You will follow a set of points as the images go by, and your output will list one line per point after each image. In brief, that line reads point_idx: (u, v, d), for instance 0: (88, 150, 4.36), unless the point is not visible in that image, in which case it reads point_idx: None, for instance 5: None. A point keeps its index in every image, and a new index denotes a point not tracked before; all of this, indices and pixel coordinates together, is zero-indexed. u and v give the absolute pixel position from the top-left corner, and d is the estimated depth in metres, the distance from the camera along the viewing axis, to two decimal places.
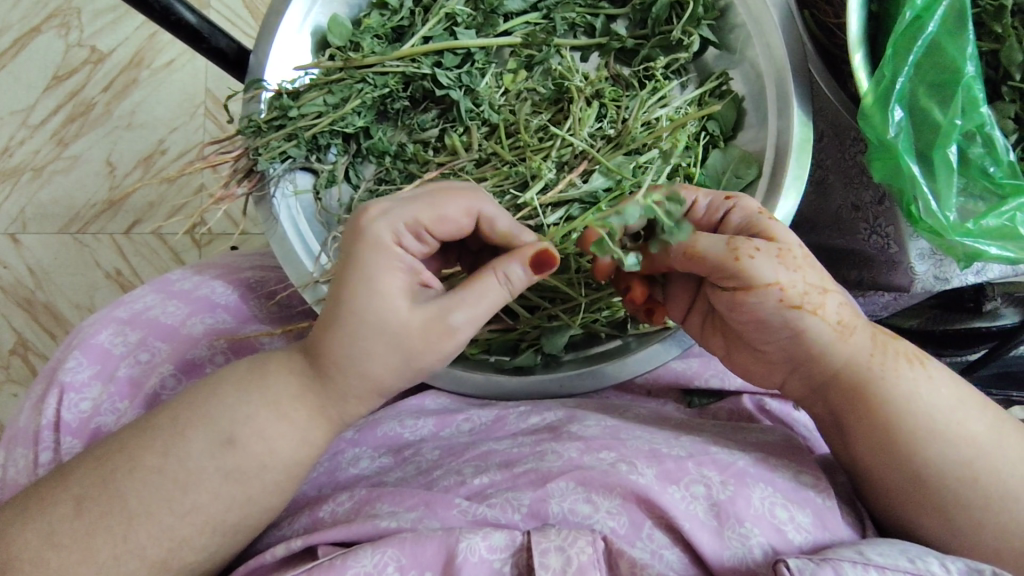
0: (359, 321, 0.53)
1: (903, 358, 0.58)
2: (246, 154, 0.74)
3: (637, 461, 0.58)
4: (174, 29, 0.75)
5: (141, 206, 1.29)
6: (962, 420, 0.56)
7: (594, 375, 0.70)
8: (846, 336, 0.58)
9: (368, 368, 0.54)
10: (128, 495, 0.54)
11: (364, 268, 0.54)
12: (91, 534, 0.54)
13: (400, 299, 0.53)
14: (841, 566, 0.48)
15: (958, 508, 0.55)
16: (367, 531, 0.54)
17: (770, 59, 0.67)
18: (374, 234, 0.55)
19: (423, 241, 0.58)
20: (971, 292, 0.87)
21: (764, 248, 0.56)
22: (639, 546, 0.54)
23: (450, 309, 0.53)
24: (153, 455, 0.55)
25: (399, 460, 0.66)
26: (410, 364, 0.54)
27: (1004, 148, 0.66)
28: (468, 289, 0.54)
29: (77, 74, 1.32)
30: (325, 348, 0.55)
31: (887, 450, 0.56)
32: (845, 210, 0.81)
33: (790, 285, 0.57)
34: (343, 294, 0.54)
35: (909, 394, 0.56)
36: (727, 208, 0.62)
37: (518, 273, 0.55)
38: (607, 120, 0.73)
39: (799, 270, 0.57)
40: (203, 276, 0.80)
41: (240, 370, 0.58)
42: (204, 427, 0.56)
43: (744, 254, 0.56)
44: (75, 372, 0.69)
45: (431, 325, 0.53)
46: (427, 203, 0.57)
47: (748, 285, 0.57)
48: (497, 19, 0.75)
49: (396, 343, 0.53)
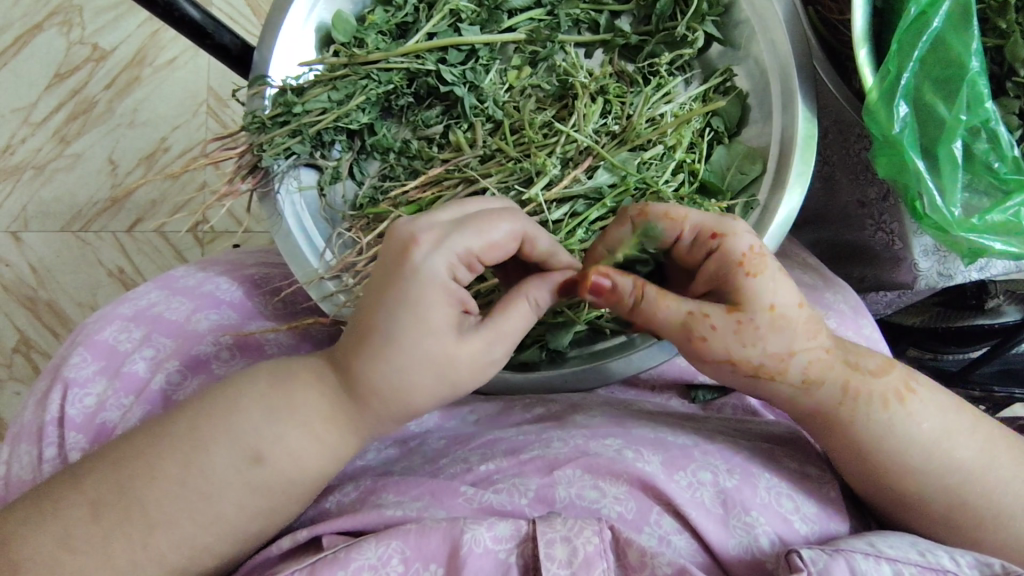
0: (408, 359, 0.52)
1: (873, 400, 0.56)
2: (250, 149, 0.74)
3: (642, 448, 0.58)
4: (177, 25, 0.74)
5: (143, 204, 1.29)
6: (946, 447, 0.56)
7: (599, 371, 0.69)
8: (812, 387, 0.56)
9: (402, 395, 0.53)
10: (147, 504, 0.54)
11: (413, 301, 0.51)
12: (107, 539, 0.54)
13: (448, 337, 0.52)
14: (852, 557, 0.48)
15: (945, 519, 0.56)
16: (373, 520, 0.54)
17: (774, 55, 0.67)
18: (428, 273, 0.52)
19: (474, 269, 0.54)
20: (973, 289, 0.88)
21: (721, 325, 0.54)
22: (647, 531, 0.54)
23: (493, 339, 0.54)
24: (173, 464, 0.54)
25: (404, 451, 0.67)
26: (453, 391, 0.54)
27: (1010, 144, 0.65)
28: (504, 318, 0.54)
29: (79, 72, 1.32)
30: (363, 380, 0.53)
31: (872, 470, 0.56)
32: (852, 207, 0.82)
33: (746, 360, 0.55)
34: (395, 324, 0.51)
35: (885, 434, 0.56)
36: (709, 249, 0.55)
37: (544, 297, 0.56)
38: (612, 117, 0.73)
39: (759, 342, 0.54)
40: (208, 272, 0.80)
41: (241, 382, 0.57)
42: (220, 436, 0.55)
43: (700, 336, 0.54)
44: (81, 368, 0.70)
45: (477, 358, 0.53)
46: (475, 228, 0.53)
47: (704, 359, 0.56)
48: (501, 15, 0.75)
49: (442, 374, 0.52)
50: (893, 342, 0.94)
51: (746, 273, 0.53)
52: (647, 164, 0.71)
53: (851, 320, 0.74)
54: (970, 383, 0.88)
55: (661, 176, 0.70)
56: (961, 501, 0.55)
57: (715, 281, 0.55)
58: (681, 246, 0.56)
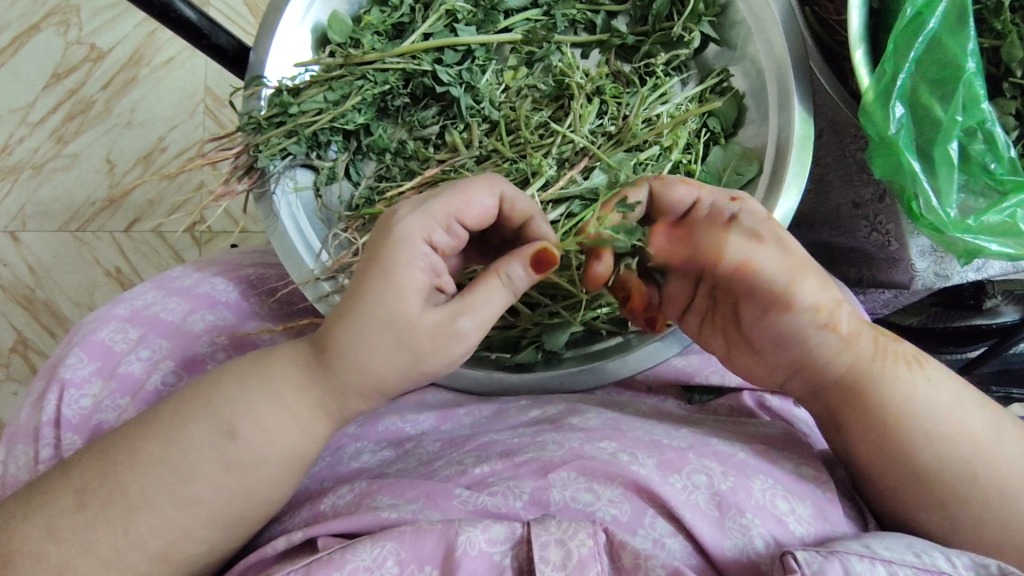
0: (371, 317, 0.51)
1: (902, 361, 0.57)
2: (246, 150, 0.74)
3: (637, 451, 0.58)
4: (174, 26, 0.74)
5: (141, 204, 1.29)
6: (960, 419, 0.56)
7: (597, 373, 0.69)
8: (854, 343, 0.58)
9: (370, 364, 0.52)
10: (128, 487, 0.54)
11: (385, 262, 0.52)
12: (92, 525, 0.54)
13: (414, 300, 0.51)
14: (847, 560, 0.48)
15: (960, 503, 0.55)
16: (368, 523, 0.54)
17: (771, 55, 0.67)
18: (402, 234, 0.53)
19: (453, 233, 0.56)
20: (971, 289, 0.86)
21: (804, 266, 0.56)
22: (642, 534, 0.54)
23: (458, 312, 0.51)
24: (155, 446, 0.55)
25: (400, 453, 0.67)
26: (416, 366, 0.52)
27: (1005, 144, 0.65)
28: (473, 293, 0.51)
29: (76, 72, 1.31)
30: (333, 342, 0.53)
31: (887, 445, 0.57)
32: (845, 208, 0.82)
33: (823, 306, 0.57)
34: (367, 280, 0.52)
35: (909, 394, 0.56)
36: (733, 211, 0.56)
37: (519, 273, 0.52)
38: (608, 117, 0.73)
39: (826, 286, 0.57)
40: (204, 273, 0.80)
41: (243, 363, 0.58)
42: (208, 418, 0.55)
43: (795, 277, 0.56)
44: (78, 369, 0.69)
45: (439, 328, 0.51)
46: (454, 195, 0.55)
47: (792, 302, 0.56)
48: (498, 15, 0.75)
49: (404, 343, 0.51)
50: None
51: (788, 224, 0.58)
52: (643, 165, 0.71)
53: None
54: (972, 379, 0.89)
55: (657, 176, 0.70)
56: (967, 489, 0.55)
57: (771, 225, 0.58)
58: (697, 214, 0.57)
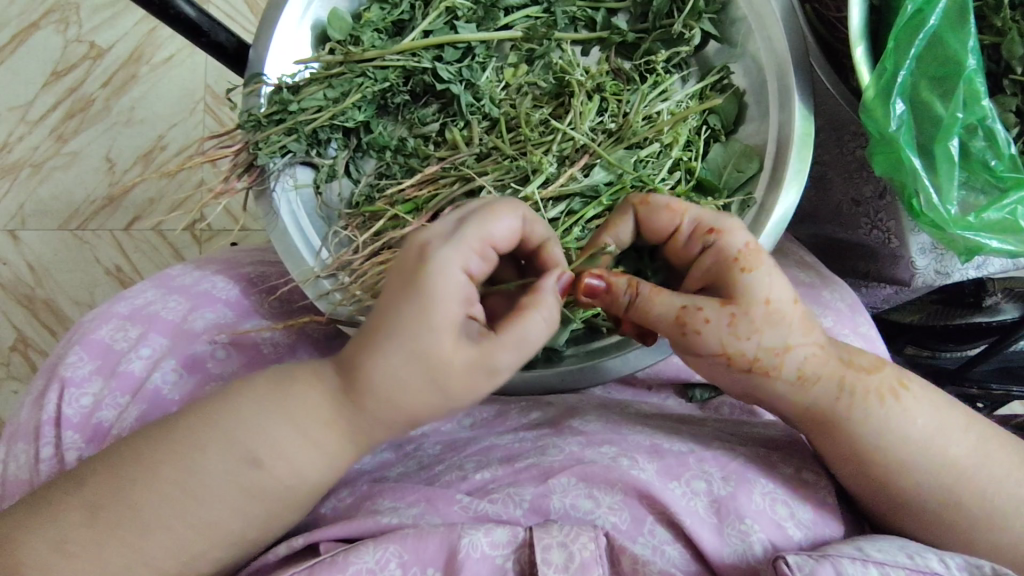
0: (405, 353, 0.48)
1: (872, 396, 0.56)
2: (246, 147, 0.74)
3: (638, 456, 0.58)
4: (173, 23, 0.74)
5: (140, 202, 1.29)
6: (943, 442, 0.56)
7: (598, 371, 0.68)
8: (807, 385, 0.56)
9: (403, 401, 0.49)
10: (137, 504, 0.54)
11: (418, 296, 0.48)
12: (99, 541, 0.53)
13: (449, 333, 0.48)
14: (840, 563, 0.48)
15: (950, 517, 0.55)
16: (369, 527, 0.54)
17: (772, 52, 0.67)
18: (437, 261, 0.49)
19: (486, 259, 0.52)
20: (970, 287, 0.87)
21: (715, 319, 0.54)
22: (640, 541, 0.54)
23: (496, 349, 0.49)
24: (170, 468, 0.54)
25: (400, 455, 0.67)
26: (448, 400, 0.49)
27: (1005, 141, 0.65)
28: (511, 328, 0.49)
29: (76, 70, 1.31)
30: (360, 376, 0.50)
31: (864, 468, 0.56)
32: (846, 205, 0.83)
33: (741, 354, 0.55)
34: (398, 315, 0.49)
35: (881, 429, 0.55)
36: (705, 243, 0.56)
37: (553, 289, 0.52)
38: (608, 114, 0.73)
39: (754, 336, 0.54)
40: (204, 271, 0.80)
41: (259, 383, 0.55)
42: (224, 448, 0.53)
43: (692, 328, 0.55)
44: (78, 368, 0.69)
45: (477, 364, 0.48)
46: (483, 217, 0.52)
47: (696, 351, 0.56)
48: (498, 12, 0.75)
49: (437, 379, 0.49)
50: (890, 340, 0.94)
51: (741, 269, 0.54)
52: (643, 162, 0.71)
53: (847, 320, 0.74)
54: (970, 382, 0.87)
55: (658, 175, 0.70)
56: (961, 501, 0.55)
57: (714, 270, 0.55)
58: (678, 239, 0.57)
